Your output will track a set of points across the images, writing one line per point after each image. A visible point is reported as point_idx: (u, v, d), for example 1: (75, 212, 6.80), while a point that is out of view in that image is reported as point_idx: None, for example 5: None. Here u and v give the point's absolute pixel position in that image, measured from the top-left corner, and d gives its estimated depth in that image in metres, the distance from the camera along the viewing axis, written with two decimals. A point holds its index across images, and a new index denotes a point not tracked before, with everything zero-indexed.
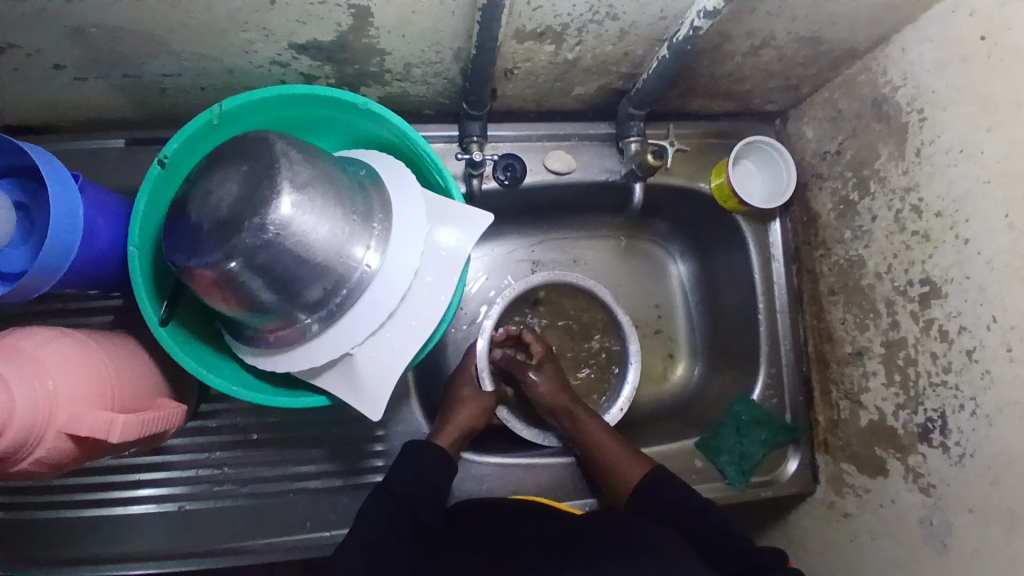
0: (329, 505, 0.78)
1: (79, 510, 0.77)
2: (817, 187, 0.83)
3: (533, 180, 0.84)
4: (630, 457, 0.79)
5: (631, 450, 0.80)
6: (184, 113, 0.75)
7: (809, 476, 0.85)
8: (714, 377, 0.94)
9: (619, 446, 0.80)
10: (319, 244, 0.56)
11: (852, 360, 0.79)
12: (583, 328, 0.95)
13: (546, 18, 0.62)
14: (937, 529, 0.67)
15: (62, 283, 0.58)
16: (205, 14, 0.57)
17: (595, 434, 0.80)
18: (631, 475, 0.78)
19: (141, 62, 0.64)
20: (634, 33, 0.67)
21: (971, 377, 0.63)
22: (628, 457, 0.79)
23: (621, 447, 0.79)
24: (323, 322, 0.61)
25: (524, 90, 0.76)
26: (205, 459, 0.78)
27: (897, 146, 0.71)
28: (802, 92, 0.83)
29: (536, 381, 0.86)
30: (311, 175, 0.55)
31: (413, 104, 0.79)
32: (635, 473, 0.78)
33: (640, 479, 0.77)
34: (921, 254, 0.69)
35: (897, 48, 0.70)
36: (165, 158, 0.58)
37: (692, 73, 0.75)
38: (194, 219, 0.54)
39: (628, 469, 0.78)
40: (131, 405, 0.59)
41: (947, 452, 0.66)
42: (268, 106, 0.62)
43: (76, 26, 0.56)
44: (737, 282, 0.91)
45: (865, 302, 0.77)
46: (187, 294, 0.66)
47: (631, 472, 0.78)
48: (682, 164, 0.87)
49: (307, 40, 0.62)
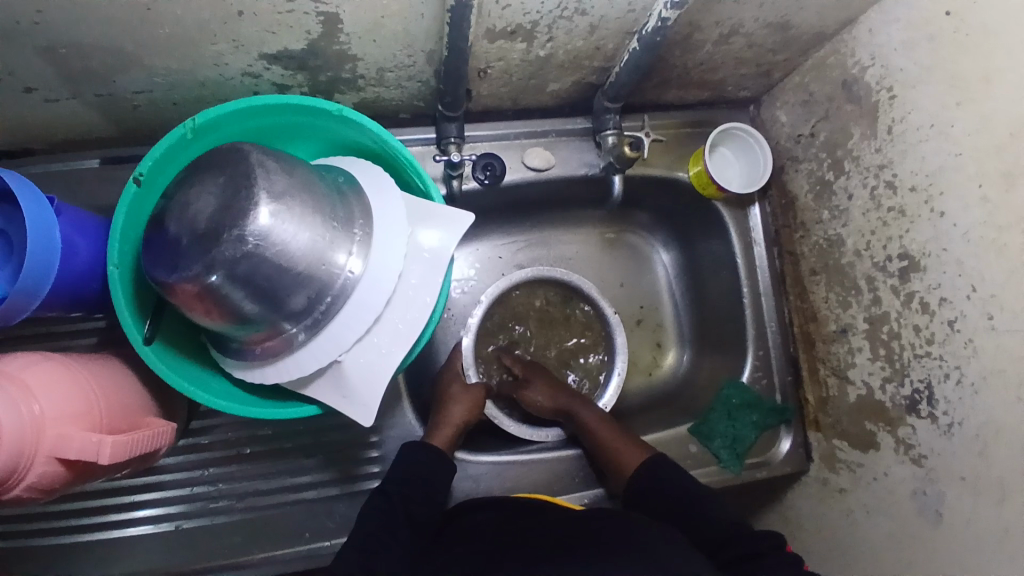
0: (326, 515, 0.78)
1: (73, 536, 0.76)
2: (793, 170, 0.84)
3: (512, 178, 0.84)
4: (631, 446, 0.80)
5: (632, 440, 0.81)
6: (158, 129, 0.75)
7: (801, 456, 0.86)
8: (704, 363, 0.95)
9: (618, 437, 0.80)
10: (300, 253, 0.56)
11: (837, 338, 0.80)
12: (561, 320, 0.95)
13: (516, 16, 0.62)
14: (930, 500, 0.68)
15: (43, 306, 0.58)
16: (174, 26, 0.56)
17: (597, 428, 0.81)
18: (630, 465, 0.78)
19: (112, 80, 0.63)
20: (605, 27, 0.67)
21: (954, 347, 0.64)
22: (629, 448, 0.80)
23: (621, 438, 0.80)
24: (309, 330, 0.61)
25: (499, 89, 0.77)
26: (199, 477, 0.78)
27: (869, 125, 0.72)
28: (773, 77, 0.84)
29: (532, 395, 0.86)
30: (289, 183, 0.55)
31: (389, 108, 0.79)
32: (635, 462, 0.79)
33: (638, 467, 0.78)
34: (898, 230, 0.70)
35: (864, 29, 0.71)
36: (141, 175, 0.58)
37: (665, 64, 0.76)
38: (172, 232, 0.53)
39: (629, 459, 0.79)
40: (118, 425, 0.59)
41: (935, 422, 0.67)
42: (242, 117, 0.62)
43: (45, 46, 0.56)
44: (721, 269, 0.91)
45: (847, 280, 0.78)
46: (170, 312, 0.65)
47: (633, 459, 0.79)
48: (660, 154, 0.87)
49: (278, 49, 0.62)
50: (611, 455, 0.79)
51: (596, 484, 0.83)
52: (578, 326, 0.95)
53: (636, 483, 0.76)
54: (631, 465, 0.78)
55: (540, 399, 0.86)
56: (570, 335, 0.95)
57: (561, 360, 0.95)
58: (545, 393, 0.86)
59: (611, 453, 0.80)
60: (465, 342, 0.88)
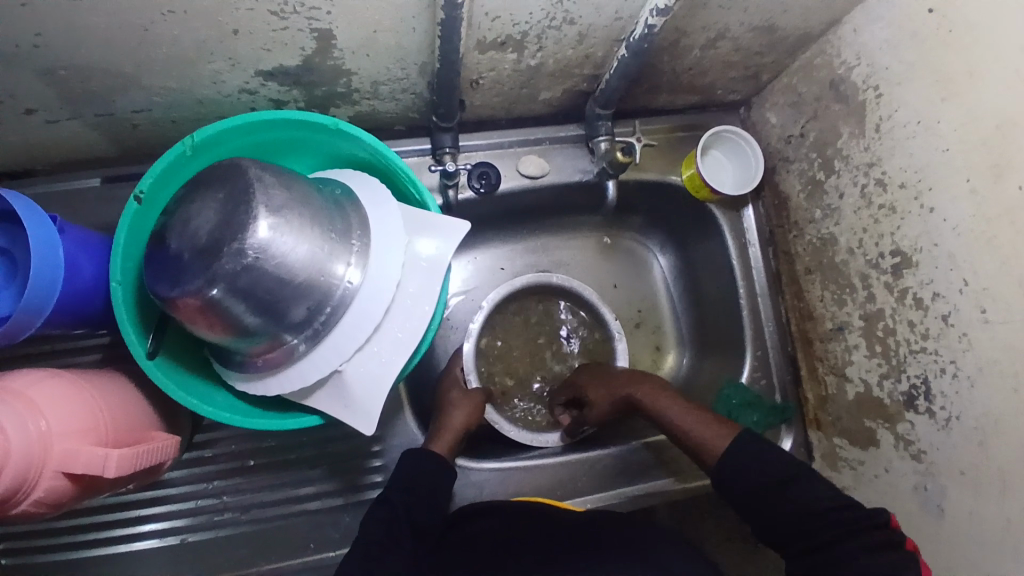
0: (331, 525, 0.78)
1: (81, 551, 0.76)
2: (785, 170, 0.85)
3: (508, 186, 0.85)
4: (712, 425, 0.76)
5: (716, 421, 0.76)
6: (157, 147, 0.76)
7: (803, 455, 0.86)
8: (703, 364, 0.95)
9: (697, 420, 0.77)
10: (298, 265, 0.57)
11: (834, 336, 0.81)
12: (555, 332, 0.96)
13: (506, 28, 0.64)
14: (932, 494, 0.68)
15: (47, 323, 0.59)
16: (173, 46, 0.58)
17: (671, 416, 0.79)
18: (716, 446, 0.74)
19: (112, 100, 0.65)
20: (593, 36, 0.69)
21: (949, 341, 0.65)
22: (713, 431, 0.75)
23: (701, 420, 0.76)
24: (310, 341, 0.62)
25: (492, 99, 0.78)
26: (204, 489, 0.78)
27: (858, 123, 0.73)
28: (761, 80, 0.85)
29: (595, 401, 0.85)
30: (287, 197, 0.56)
31: (383, 121, 0.80)
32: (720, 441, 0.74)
33: (724, 447, 0.73)
34: (889, 226, 0.71)
35: (849, 29, 0.72)
36: (141, 193, 0.59)
37: (654, 69, 0.77)
38: (173, 248, 0.54)
39: (713, 440, 0.74)
40: (124, 438, 0.59)
41: (934, 416, 0.67)
42: (240, 133, 0.63)
43: (45, 68, 0.57)
44: (717, 270, 0.92)
45: (841, 278, 0.79)
46: (173, 327, 0.66)
47: (716, 439, 0.74)
48: (653, 159, 0.88)
49: (273, 65, 0.63)
50: (696, 439, 0.76)
51: (600, 488, 0.83)
52: (572, 337, 0.96)
53: (725, 465, 0.72)
54: (716, 445, 0.74)
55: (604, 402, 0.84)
56: (563, 347, 0.96)
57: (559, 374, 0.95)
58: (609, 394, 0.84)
59: (695, 437, 0.76)
60: (467, 346, 0.88)
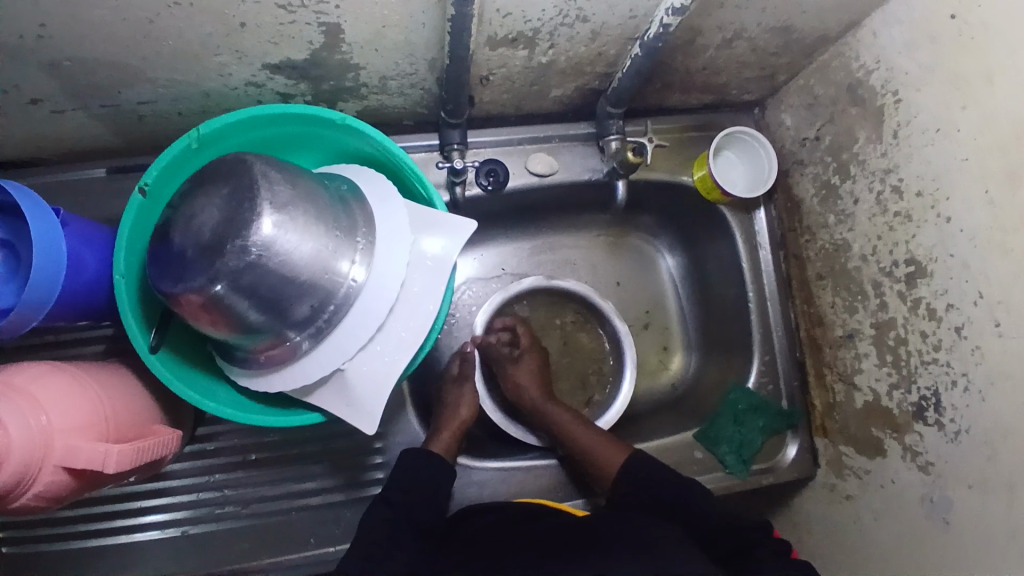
0: (333, 520, 0.79)
1: (86, 541, 0.77)
2: (799, 173, 0.84)
3: (516, 184, 0.84)
4: (606, 445, 0.78)
5: (605, 439, 0.79)
6: (163, 138, 0.75)
7: (809, 461, 0.86)
8: (709, 367, 0.94)
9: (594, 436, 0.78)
10: (302, 263, 0.56)
11: (844, 343, 0.80)
12: (581, 338, 0.95)
13: (517, 24, 0.62)
14: (938, 506, 0.67)
15: (50, 317, 0.59)
16: (178, 39, 0.57)
17: (569, 426, 0.80)
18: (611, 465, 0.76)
19: (117, 91, 0.64)
20: (606, 33, 0.67)
21: (961, 353, 0.64)
22: (607, 448, 0.77)
23: (599, 438, 0.78)
24: (313, 339, 0.62)
25: (501, 95, 0.77)
26: (206, 482, 0.78)
27: (874, 128, 0.72)
28: (777, 80, 0.83)
29: (515, 376, 0.85)
30: (292, 194, 0.56)
31: (392, 115, 0.79)
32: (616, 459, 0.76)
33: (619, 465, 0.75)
34: (904, 234, 0.69)
35: (868, 31, 0.70)
36: (146, 186, 0.59)
37: (667, 68, 0.76)
38: (178, 244, 0.54)
39: (610, 457, 0.77)
40: (126, 433, 0.59)
41: (943, 429, 0.66)
42: (246, 126, 0.62)
43: (51, 60, 0.57)
44: (726, 273, 0.91)
45: (853, 285, 0.77)
46: (178, 321, 0.66)
47: (612, 458, 0.77)
48: (663, 159, 0.87)
49: (280, 59, 0.62)
50: (590, 457, 0.78)
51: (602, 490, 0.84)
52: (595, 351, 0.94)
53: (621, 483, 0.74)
54: (614, 464, 0.76)
55: (522, 382, 0.85)
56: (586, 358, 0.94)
57: (569, 377, 0.94)
58: (529, 376, 0.85)
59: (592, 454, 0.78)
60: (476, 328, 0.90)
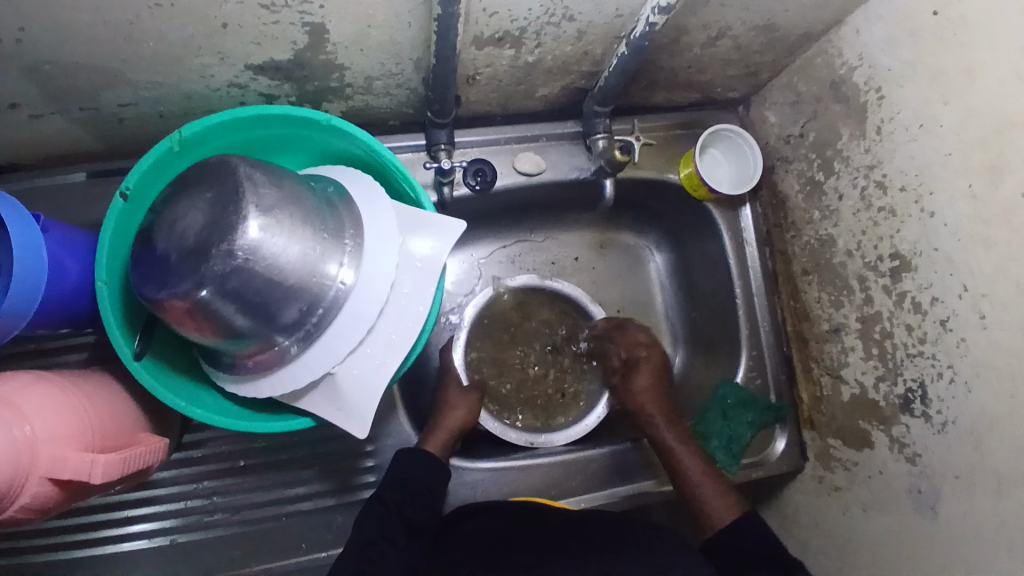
0: (324, 525, 0.78)
1: (70, 552, 0.75)
2: (783, 170, 0.85)
3: (504, 183, 0.83)
4: (723, 497, 0.75)
5: (724, 491, 0.76)
6: (144, 141, 0.74)
7: (797, 454, 0.86)
8: (698, 363, 0.95)
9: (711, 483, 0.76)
10: (290, 266, 0.55)
11: (830, 337, 0.81)
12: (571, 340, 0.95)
13: (503, 23, 0.62)
14: (926, 496, 0.68)
15: (33, 324, 0.57)
16: (159, 41, 0.56)
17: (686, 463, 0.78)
18: (720, 516, 0.74)
19: (98, 94, 0.63)
20: (592, 32, 0.67)
21: (946, 346, 0.65)
22: (723, 500, 0.75)
23: (718, 486, 0.76)
24: (302, 343, 0.61)
25: (488, 95, 0.76)
26: (195, 490, 0.77)
27: (858, 125, 0.72)
28: (761, 78, 0.84)
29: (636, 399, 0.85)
30: (277, 197, 0.55)
31: (377, 116, 0.78)
32: (726, 516, 0.74)
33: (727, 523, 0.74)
34: (888, 229, 0.70)
35: (851, 29, 0.71)
36: (128, 190, 0.57)
37: (653, 67, 0.76)
38: (161, 248, 0.53)
39: (719, 512, 0.74)
40: (111, 443, 0.58)
41: (929, 421, 0.67)
42: (229, 128, 0.61)
43: (30, 64, 0.56)
44: (714, 270, 0.92)
45: (838, 280, 0.78)
46: (161, 327, 0.65)
47: (724, 511, 0.74)
48: (650, 157, 0.87)
49: (263, 60, 0.62)
50: (700, 497, 0.76)
51: (595, 488, 0.83)
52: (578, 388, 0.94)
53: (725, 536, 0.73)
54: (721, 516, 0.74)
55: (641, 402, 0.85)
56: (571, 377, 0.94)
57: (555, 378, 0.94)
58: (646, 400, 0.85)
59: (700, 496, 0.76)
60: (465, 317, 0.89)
